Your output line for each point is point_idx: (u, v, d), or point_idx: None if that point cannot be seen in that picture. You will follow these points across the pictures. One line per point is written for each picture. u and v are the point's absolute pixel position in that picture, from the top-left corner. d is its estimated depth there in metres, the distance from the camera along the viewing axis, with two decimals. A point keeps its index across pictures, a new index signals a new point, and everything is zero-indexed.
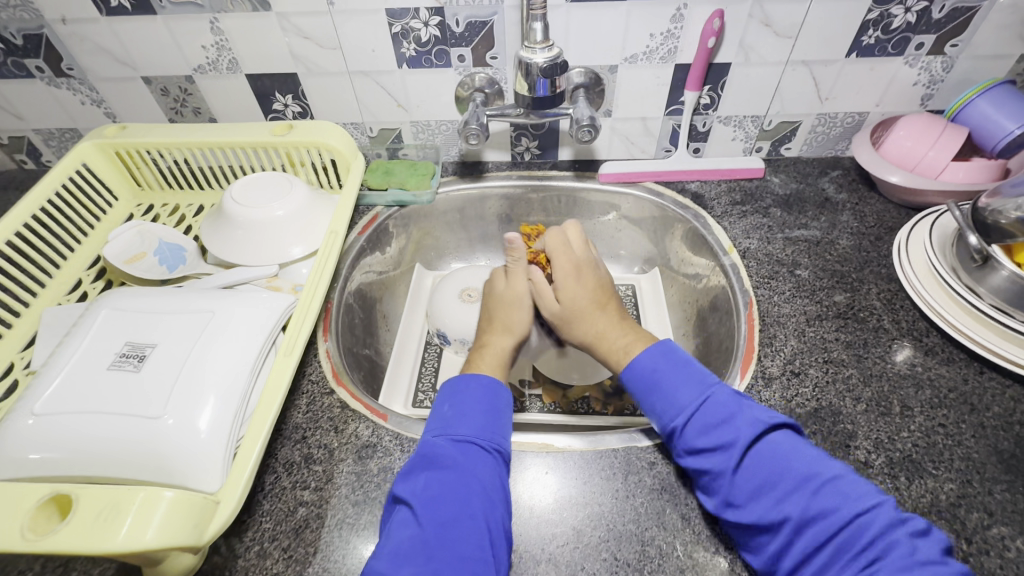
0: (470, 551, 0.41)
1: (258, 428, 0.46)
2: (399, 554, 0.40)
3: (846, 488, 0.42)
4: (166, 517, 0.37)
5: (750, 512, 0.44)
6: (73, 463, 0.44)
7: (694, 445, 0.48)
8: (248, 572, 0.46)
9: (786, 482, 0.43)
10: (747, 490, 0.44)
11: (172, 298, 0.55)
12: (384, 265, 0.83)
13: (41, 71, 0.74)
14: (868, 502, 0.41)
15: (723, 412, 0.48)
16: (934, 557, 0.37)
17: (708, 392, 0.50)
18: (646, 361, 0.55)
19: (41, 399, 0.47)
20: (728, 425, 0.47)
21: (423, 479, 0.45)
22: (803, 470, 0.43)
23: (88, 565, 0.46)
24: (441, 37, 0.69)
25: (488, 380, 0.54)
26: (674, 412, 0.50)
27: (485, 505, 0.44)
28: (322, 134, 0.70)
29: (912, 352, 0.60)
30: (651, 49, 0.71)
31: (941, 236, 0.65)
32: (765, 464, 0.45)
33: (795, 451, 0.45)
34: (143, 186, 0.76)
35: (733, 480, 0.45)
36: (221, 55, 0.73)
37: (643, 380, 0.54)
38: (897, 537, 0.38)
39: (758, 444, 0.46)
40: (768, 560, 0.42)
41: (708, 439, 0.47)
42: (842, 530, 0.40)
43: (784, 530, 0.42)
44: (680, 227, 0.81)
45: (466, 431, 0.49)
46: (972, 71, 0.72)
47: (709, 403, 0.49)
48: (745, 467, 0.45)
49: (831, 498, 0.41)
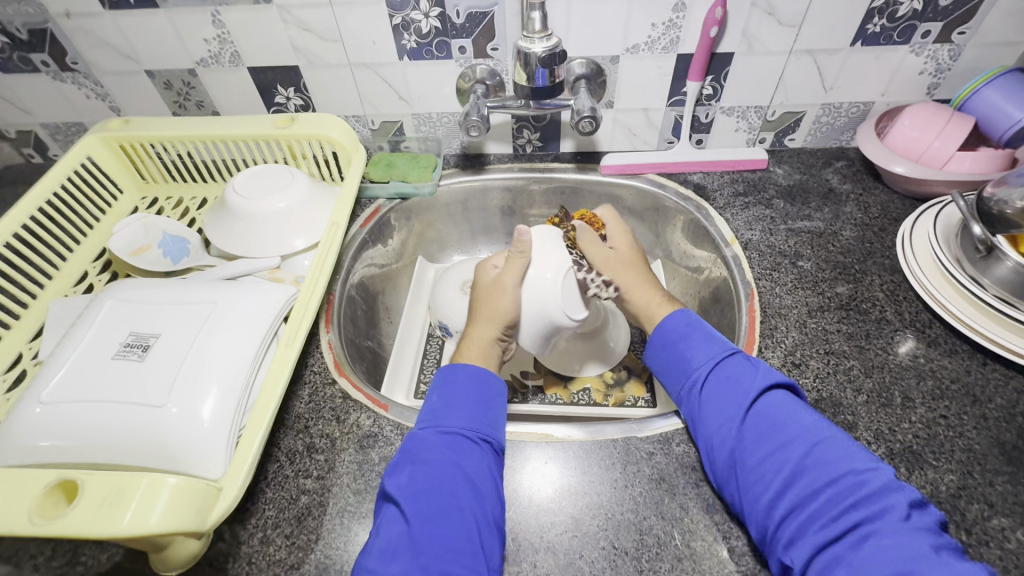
0: (458, 543, 0.41)
1: (260, 417, 0.46)
2: (388, 551, 0.41)
3: (847, 447, 0.44)
4: (170, 502, 0.38)
5: (752, 455, 0.46)
6: (80, 451, 0.45)
7: (710, 390, 0.51)
8: (251, 558, 0.47)
9: (792, 433, 0.46)
10: (756, 433, 0.47)
11: (174, 290, 0.56)
12: (386, 258, 0.83)
13: (47, 65, 0.75)
14: (868, 461, 0.43)
15: (740, 370, 0.51)
16: (925, 525, 0.39)
17: (732, 351, 0.53)
18: (677, 319, 0.58)
19: (48, 387, 0.48)
20: (746, 376, 0.50)
21: (407, 474, 0.45)
22: (811, 425, 0.46)
23: (96, 550, 0.47)
24: (442, 28, 0.69)
25: (477, 371, 0.54)
26: (695, 362, 0.53)
27: (472, 497, 0.44)
28: (323, 126, 0.70)
29: (915, 343, 0.60)
30: (653, 39, 0.70)
31: (945, 227, 0.64)
32: (776, 415, 0.47)
33: (805, 410, 0.48)
34: (147, 179, 0.77)
35: (742, 424, 0.48)
36: (223, 48, 0.73)
37: (669, 335, 0.57)
38: (893, 499, 0.40)
39: (772, 396, 0.49)
40: (761, 509, 0.43)
41: (726, 386, 0.50)
42: (838, 481, 0.42)
43: (780, 477, 0.44)
44: (681, 219, 0.81)
45: (455, 423, 0.49)
46: (979, 59, 0.71)
47: (728, 361, 0.52)
48: (755, 416, 0.48)
49: (831, 453, 0.44)
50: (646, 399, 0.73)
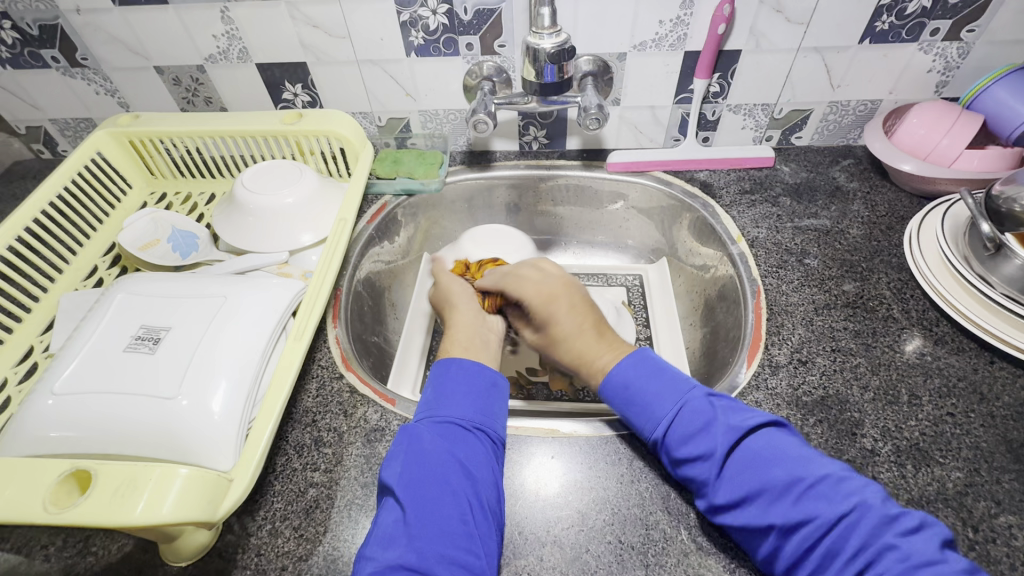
0: (454, 526, 0.42)
1: (270, 409, 0.47)
2: (387, 537, 0.41)
3: (830, 491, 0.41)
4: (180, 493, 0.38)
5: (738, 515, 0.43)
6: (91, 442, 0.46)
7: (677, 454, 0.48)
8: (260, 550, 0.47)
9: (771, 489, 0.43)
10: (733, 494, 0.44)
11: (185, 283, 0.56)
12: (393, 255, 0.84)
13: (57, 61, 0.75)
14: (853, 502, 0.40)
15: (700, 420, 0.48)
16: (933, 555, 0.37)
17: (685, 399, 0.50)
18: (621, 374, 0.53)
19: (61, 379, 0.48)
20: (706, 433, 0.47)
21: (400, 463, 0.45)
22: (786, 476, 0.43)
23: (107, 541, 0.47)
24: (449, 25, 0.69)
25: (471, 363, 0.54)
26: (653, 423, 0.50)
27: (467, 483, 0.45)
28: (331, 122, 0.71)
29: (922, 341, 0.59)
30: (660, 36, 0.70)
31: (953, 224, 0.64)
32: (748, 470, 0.44)
33: (777, 454, 0.44)
34: (156, 174, 0.77)
35: (716, 487, 0.45)
36: (231, 44, 0.73)
37: (617, 395, 0.53)
38: (886, 541, 0.38)
39: (739, 449, 0.45)
40: (761, 558, 0.43)
41: (689, 448, 0.47)
42: (829, 535, 0.40)
43: (772, 533, 0.41)
44: (687, 216, 0.81)
45: (451, 414, 0.49)
46: (988, 57, 0.71)
47: (685, 411, 0.49)
48: (726, 476, 0.45)
49: (816, 503, 0.41)
50: None
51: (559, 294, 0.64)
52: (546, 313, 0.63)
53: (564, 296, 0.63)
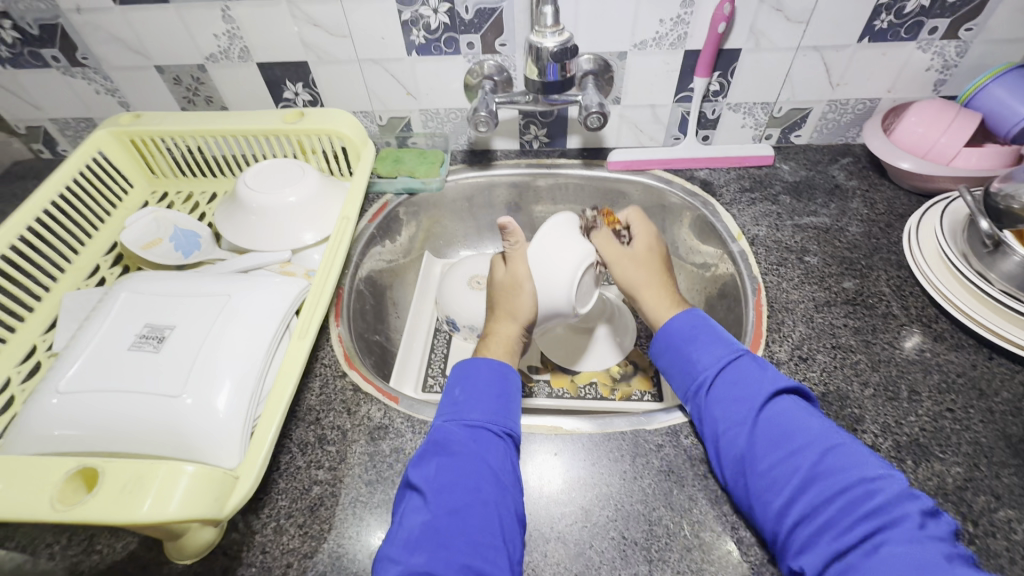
0: (483, 535, 0.42)
1: (275, 406, 0.47)
2: (412, 541, 0.41)
3: (859, 456, 0.43)
4: (188, 490, 0.38)
5: (764, 460, 0.45)
6: (97, 440, 0.46)
7: (720, 394, 0.50)
8: (265, 548, 0.47)
9: (801, 441, 0.45)
10: (767, 438, 0.46)
11: (189, 282, 0.56)
12: (394, 254, 0.84)
13: (57, 60, 0.75)
14: (879, 470, 0.42)
15: (751, 371, 0.51)
16: (940, 533, 0.38)
17: (740, 352, 0.53)
18: (684, 320, 0.58)
19: (64, 377, 0.48)
20: (755, 381, 0.50)
21: (434, 466, 0.46)
22: (819, 434, 0.45)
23: (112, 539, 0.48)
24: (450, 24, 0.70)
25: (499, 364, 0.55)
26: (704, 364, 0.53)
27: (496, 490, 0.45)
28: (333, 121, 0.71)
29: (921, 338, 0.60)
30: (661, 35, 0.70)
31: (952, 222, 0.65)
32: (785, 421, 0.47)
33: (814, 415, 0.47)
34: (157, 173, 0.77)
35: (751, 429, 0.47)
36: (232, 44, 0.73)
37: (677, 336, 0.57)
38: (907, 510, 0.39)
39: (782, 402, 0.48)
40: (771, 515, 0.43)
41: (735, 390, 0.50)
42: (848, 491, 0.41)
43: (791, 484, 0.43)
44: (688, 215, 0.81)
45: (478, 416, 0.50)
46: (986, 56, 0.71)
47: (740, 361, 0.52)
48: (764, 421, 0.47)
49: (843, 460, 0.43)
50: (652, 393, 0.74)
51: (652, 248, 0.67)
52: (640, 252, 0.67)
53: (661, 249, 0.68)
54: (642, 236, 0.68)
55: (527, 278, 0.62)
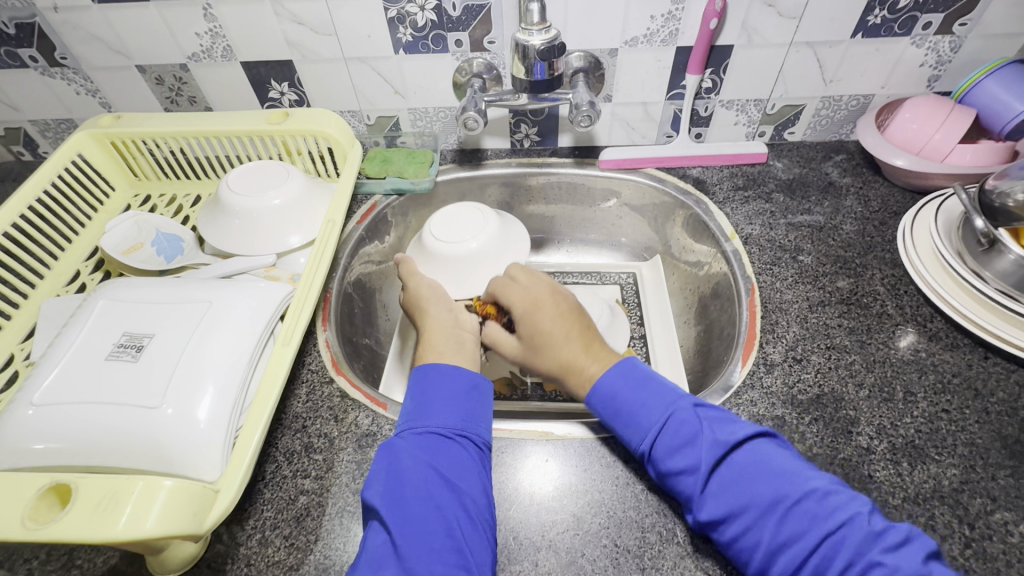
0: (439, 541, 0.41)
1: (257, 415, 0.46)
2: (376, 560, 0.40)
3: (815, 508, 0.40)
4: (166, 505, 0.37)
5: (723, 532, 0.42)
6: (74, 454, 0.44)
7: (661, 469, 0.46)
8: (250, 560, 0.46)
9: (755, 507, 0.42)
10: (720, 510, 0.43)
11: (170, 288, 0.55)
12: (383, 255, 0.83)
13: (35, 61, 0.73)
14: (839, 518, 0.39)
15: (686, 432, 0.46)
16: (914, 570, 0.36)
17: (671, 410, 0.48)
18: (608, 382, 0.52)
19: (41, 389, 0.47)
20: (692, 447, 0.45)
21: (382, 483, 0.44)
22: (770, 493, 0.42)
23: (92, 553, 0.46)
24: (437, 21, 0.68)
25: (449, 367, 0.53)
26: (638, 436, 0.48)
27: (451, 496, 0.44)
28: (319, 122, 0.69)
29: (916, 337, 0.59)
30: (652, 32, 0.69)
31: (947, 220, 0.64)
32: (734, 485, 0.43)
33: (761, 468, 0.43)
34: (140, 176, 0.76)
35: (701, 504, 0.44)
36: (215, 42, 0.72)
37: (604, 405, 0.51)
38: (873, 557, 0.37)
39: (726, 463, 0.44)
40: (751, 574, 0.42)
41: (675, 463, 0.45)
42: (816, 552, 0.39)
43: (757, 553, 0.41)
44: (681, 214, 0.80)
45: (431, 422, 0.48)
46: (980, 51, 0.71)
47: (672, 423, 0.47)
48: (713, 491, 0.44)
49: (801, 521, 0.40)
50: None
51: (551, 314, 0.59)
52: (528, 332, 0.59)
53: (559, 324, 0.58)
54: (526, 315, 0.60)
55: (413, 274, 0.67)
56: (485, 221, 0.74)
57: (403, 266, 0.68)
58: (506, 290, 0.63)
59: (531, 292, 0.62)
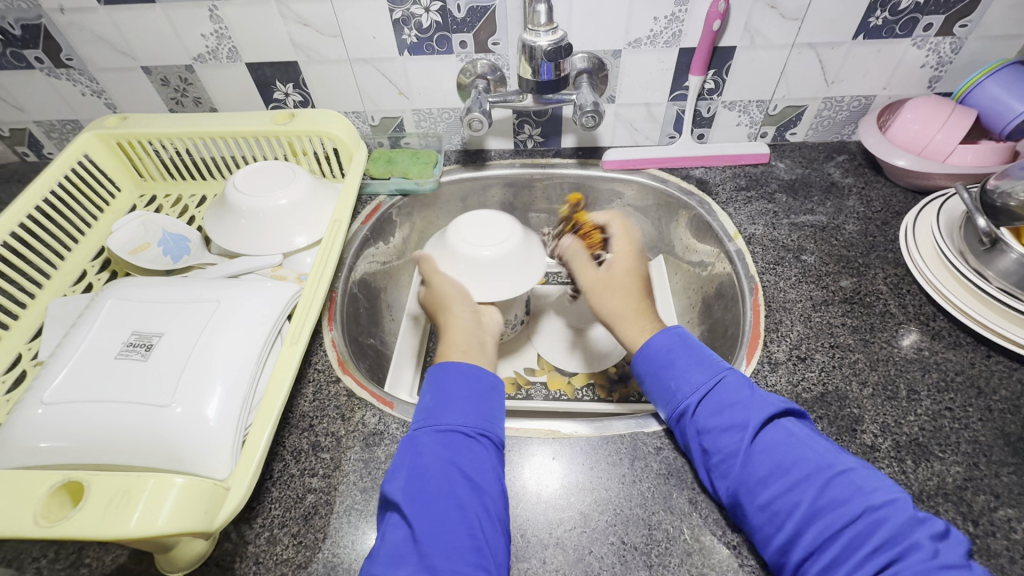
0: (461, 540, 0.41)
1: (266, 414, 0.46)
2: (395, 555, 0.40)
3: (860, 482, 0.42)
4: (177, 503, 0.38)
5: (759, 495, 0.43)
6: (84, 452, 0.45)
7: (705, 424, 0.48)
8: (258, 558, 0.46)
9: (800, 469, 0.43)
10: (763, 467, 0.44)
11: (177, 288, 0.55)
12: (388, 256, 0.83)
13: (41, 62, 0.74)
14: (881, 496, 0.41)
15: (735, 395, 0.49)
16: (956, 561, 0.37)
17: (721, 375, 0.51)
18: (661, 342, 0.55)
19: (50, 388, 0.47)
20: (741, 407, 0.48)
21: (404, 478, 0.45)
22: (816, 460, 0.43)
23: (101, 552, 0.47)
24: (442, 23, 0.69)
25: (469, 366, 0.53)
26: (687, 390, 0.51)
27: (473, 494, 0.44)
28: (325, 122, 0.69)
29: (919, 336, 0.60)
30: (655, 33, 0.70)
31: (948, 220, 0.64)
32: (779, 448, 0.45)
33: (806, 439, 0.45)
34: (145, 176, 0.76)
35: (744, 461, 0.45)
36: (221, 43, 0.72)
37: (655, 359, 0.54)
38: (917, 539, 0.38)
39: (772, 428, 0.46)
40: (774, 548, 0.42)
41: (722, 418, 0.48)
42: (855, 524, 0.40)
43: (792, 520, 0.42)
44: (684, 214, 0.81)
45: (451, 420, 0.48)
46: (980, 52, 0.71)
47: (722, 385, 0.50)
48: (757, 449, 0.46)
49: (844, 490, 0.41)
50: None
51: (632, 267, 0.66)
52: (612, 271, 0.65)
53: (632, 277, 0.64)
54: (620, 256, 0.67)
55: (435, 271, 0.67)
56: (508, 236, 0.69)
57: (424, 265, 0.67)
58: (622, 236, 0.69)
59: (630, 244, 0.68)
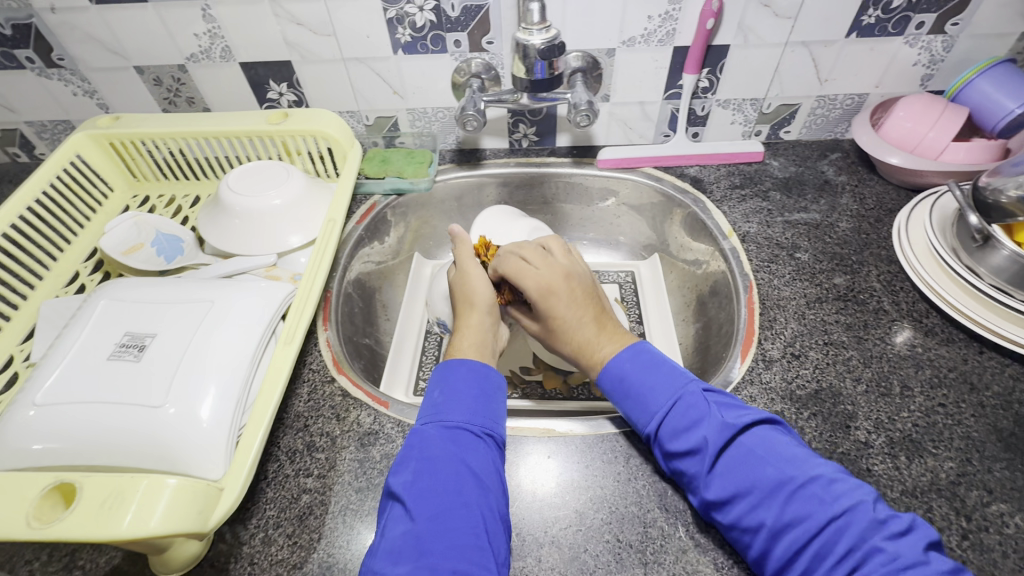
0: (465, 538, 0.41)
1: (261, 414, 0.46)
2: (395, 551, 0.40)
3: (821, 493, 0.40)
4: (170, 503, 0.37)
5: (727, 513, 0.43)
6: (76, 454, 0.44)
7: (668, 450, 0.47)
8: (253, 558, 0.46)
9: (761, 490, 0.42)
10: (724, 492, 0.43)
11: (172, 288, 0.55)
12: (383, 255, 0.83)
13: (32, 62, 0.73)
14: (843, 505, 0.39)
15: (693, 415, 0.47)
16: (915, 559, 0.36)
17: (679, 393, 0.49)
18: (615, 369, 0.52)
19: (42, 389, 0.47)
20: (698, 430, 0.46)
21: (412, 471, 0.44)
22: (777, 476, 0.42)
23: (94, 554, 0.46)
24: (436, 22, 0.69)
25: (480, 365, 0.53)
26: (646, 417, 0.49)
27: (478, 492, 0.44)
28: (319, 122, 0.69)
29: (912, 333, 0.60)
30: (649, 32, 0.70)
31: (941, 217, 0.65)
32: (739, 468, 0.44)
33: (769, 453, 0.43)
34: (138, 177, 0.76)
35: (707, 486, 0.44)
36: (213, 43, 0.72)
37: (613, 387, 0.52)
38: (875, 543, 0.37)
39: (732, 446, 0.45)
40: (752, 557, 0.43)
41: (680, 443, 0.46)
42: (819, 536, 0.39)
43: (761, 535, 0.41)
44: (679, 212, 0.81)
45: (458, 417, 0.48)
46: (972, 50, 0.72)
47: (679, 406, 0.48)
48: (718, 474, 0.44)
49: (805, 505, 0.40)
50: None
51: (554, 299, 0.58)
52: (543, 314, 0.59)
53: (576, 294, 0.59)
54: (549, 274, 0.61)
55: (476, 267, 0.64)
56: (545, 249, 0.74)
57: (459, 245, 0.65)
58: (515, 274, 0.60)
59: (533, 272, 0.59)
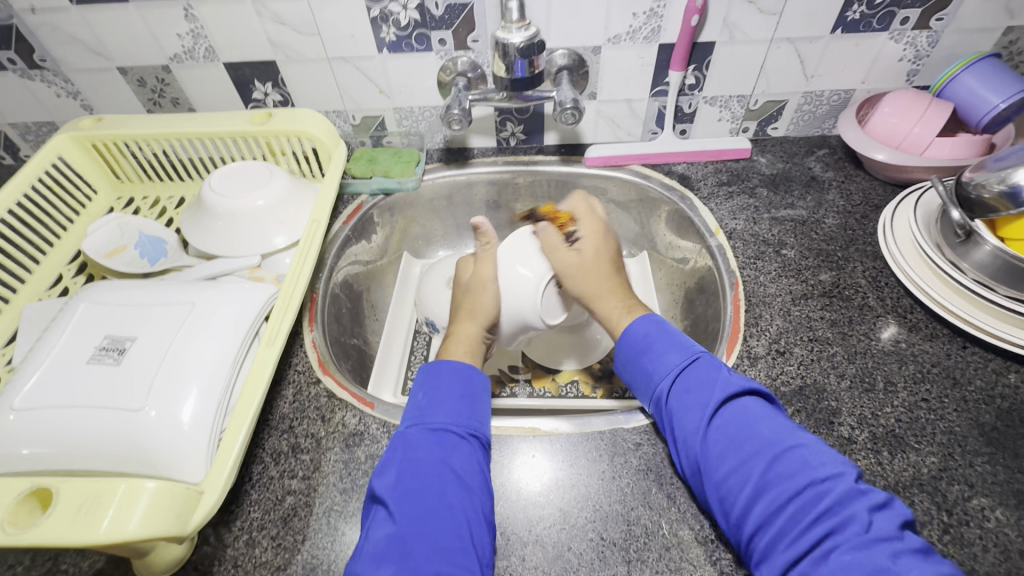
0: (449, 541, 0.41)
1: (242, 415, 0.46)
2: (378, 554, 0.39)
3: (808, 457, 0.42)
4: (147, 509, 0.37)
5: (715, 464, 0.44)
6: (55, 458, 0.44)
7: (675, 404, 0.49)
8: (237, 561, 0.46)
9: (752, 446, 0.44)
10: (719, 442, 0.45)
11: (152, 290, 0.55)
12: (371, 255, 0.83)
13: (14, 63, 0.73)
14: (827, 470, 0.41)
15: (705, 375, 0.50)
16: (889, 533, 0.37)
17: (695, 356, 0.52)
18: (639, 328, 0.56)
19: (21, 394, 0.47)
20: (707, 386, 0.48)
21: (395, 473, 0.45)
22: (771, 436, 0.44)
23: (77, 559, 0.46)
24: (421, 21, 0.68)
25: (463, 366, 0.54)
26: (659, 372, 0.52)
27: (462, 494, 0.44)
28: (303, 121, 0.69)
29: (897, 328, 0.60)
30: (634, 29, 0.70)
31: (926, 213, 0.65)
32: (736, 425, 0.45)
33: (766, 417, 0.46)
34: (122, 178, 0.75)
35: (704, 438, 0.46)
36: (197, 43, 0.71)
37: (633, 345, 0.55)
38: (854, 510, 0.38)
39: (735, 405, 0.47)
40: (732, 523, 0.43)
41: (687, 398, 0.49)
42: (799, 496, 0.40)
43: (744, 493, 0.42)
44: (666, 209, 0.81)
45: (443, 418, 0.49)
46: (957, 46, 0.72)
47: (695, 365, 0.51)
48: (715, 427, 0.46)
49: (791, 464, 0.42)
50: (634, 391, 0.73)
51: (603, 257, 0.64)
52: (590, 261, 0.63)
53: (602, 257, 0.63)
54: (591, 236, 0.65)
55: (492, 278, 0.63)
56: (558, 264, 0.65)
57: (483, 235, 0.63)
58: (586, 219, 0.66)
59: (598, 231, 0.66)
